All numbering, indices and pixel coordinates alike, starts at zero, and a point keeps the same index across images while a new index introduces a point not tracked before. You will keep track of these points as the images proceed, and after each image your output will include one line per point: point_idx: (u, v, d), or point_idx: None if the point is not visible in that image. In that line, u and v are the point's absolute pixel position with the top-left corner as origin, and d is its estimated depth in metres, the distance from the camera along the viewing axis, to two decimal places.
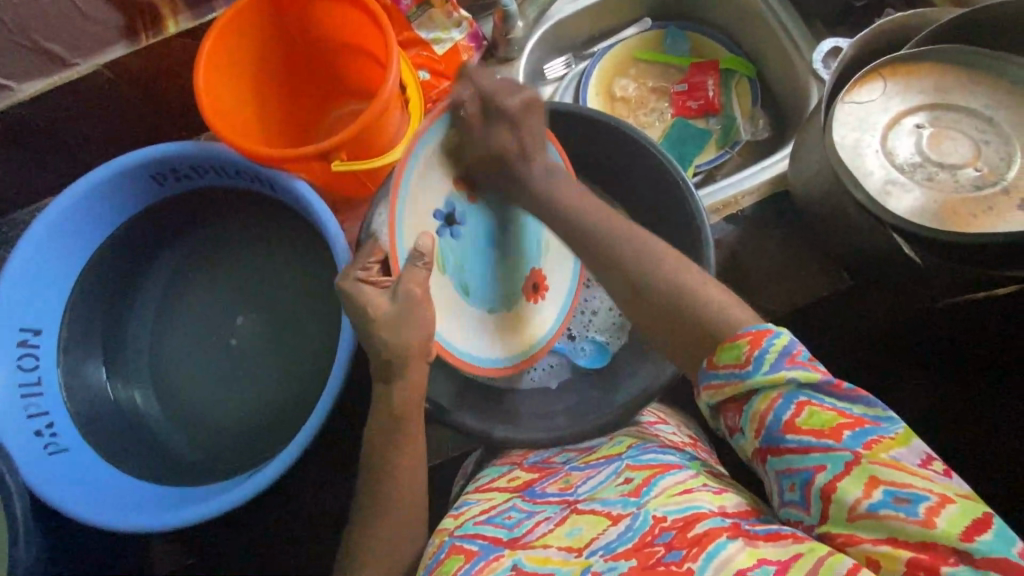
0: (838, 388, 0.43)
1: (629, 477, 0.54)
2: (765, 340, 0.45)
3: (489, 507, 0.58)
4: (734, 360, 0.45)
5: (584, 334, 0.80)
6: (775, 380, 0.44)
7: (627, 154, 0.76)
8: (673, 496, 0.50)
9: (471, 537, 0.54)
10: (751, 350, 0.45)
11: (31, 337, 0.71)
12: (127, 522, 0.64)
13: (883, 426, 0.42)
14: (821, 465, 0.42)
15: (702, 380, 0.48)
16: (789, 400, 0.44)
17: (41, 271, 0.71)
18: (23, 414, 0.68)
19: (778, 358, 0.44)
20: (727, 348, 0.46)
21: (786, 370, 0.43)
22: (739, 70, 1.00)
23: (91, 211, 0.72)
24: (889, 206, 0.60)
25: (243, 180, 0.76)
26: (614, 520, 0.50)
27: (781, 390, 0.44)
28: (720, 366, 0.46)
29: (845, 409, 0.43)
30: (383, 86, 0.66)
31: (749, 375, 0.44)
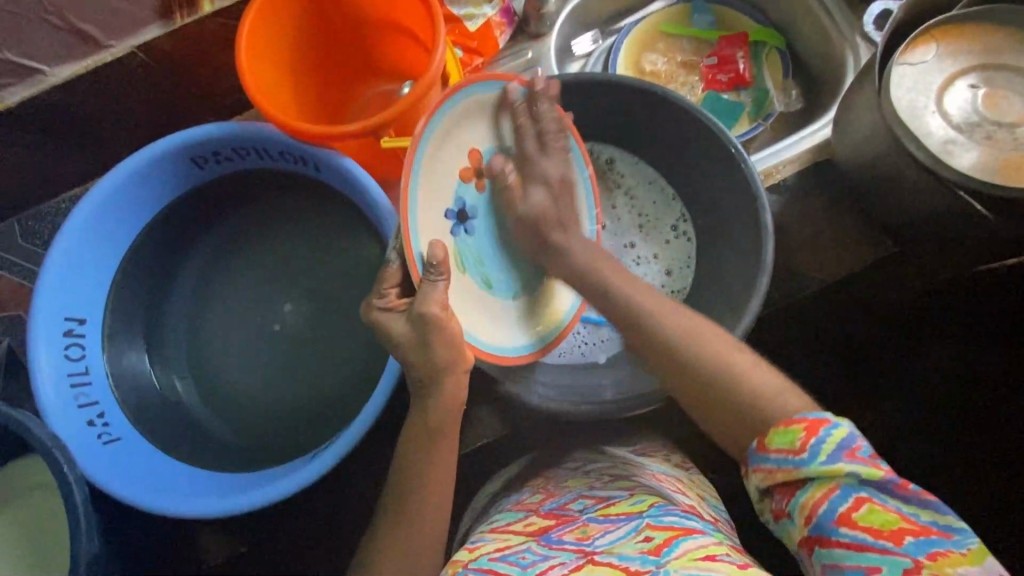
0: (902, 491, 0.43)
1: (649, 536, 0.52)
2: (823, 429, 0.44)
3: (502, 546, 0.57)
4: (789, 445, 0.45)
5: None
6: (835, 470, 0.43)
7: (673, 125, 0.75)
8: (694, 560, 0.48)
9: (486, 571, 0.53)
10: (806, 438, 0.45)
11: (76, 326, 0.69)
12: (193, 507, 0.63)
13: (952, 540, 0.41)
14: (876, 566, 0.41)
15: (752, 461, 0.48)
16: (846, 493, 0.43)
17: (83, 259, 0.69)
18: (74, 405, 0.67)
19: (836, 449, 0.44)
20: (782, 432, 0.46)
21: (846, 462, 0.43)
22: (769, 41, 0.99)
23: (131, 197, 0.71)
24: (949, 164, 0.60)
25: (285, 162, 0.75)
26: (631, 574, 0.48)
27: (839, 482, 0.43)
28: (772, 450, 0.46)
29: (910, 515, 0.42)
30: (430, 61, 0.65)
31: (805, 464, 0.44)
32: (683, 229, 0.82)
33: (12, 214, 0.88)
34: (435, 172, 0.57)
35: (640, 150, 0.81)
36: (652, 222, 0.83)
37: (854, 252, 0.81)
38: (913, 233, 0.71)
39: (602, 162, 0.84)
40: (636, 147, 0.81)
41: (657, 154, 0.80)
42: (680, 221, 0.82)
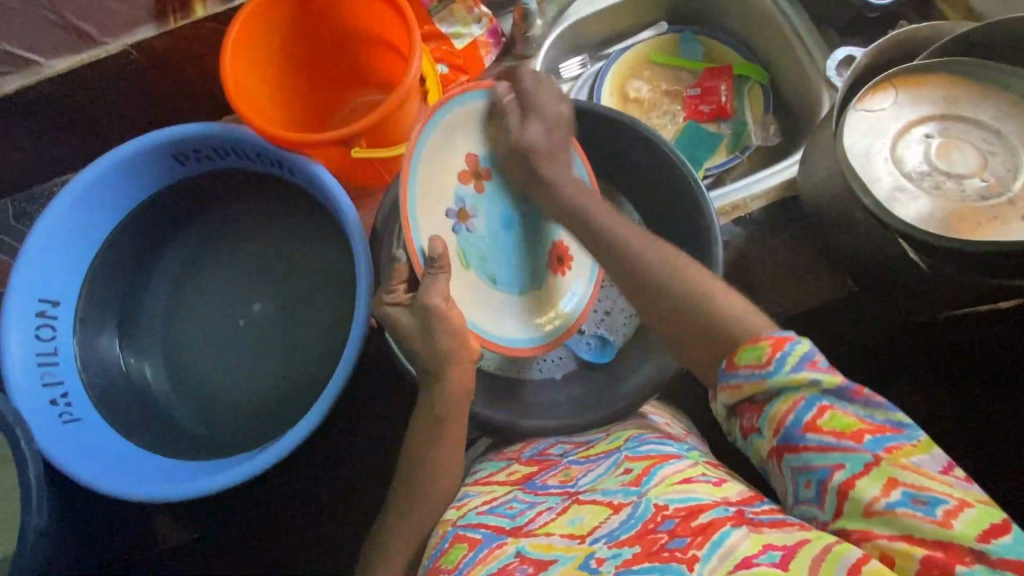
0: (859, 395, 0.44)
1: (629, 468, 0.54)
2: (787, 345, 0.45)
3: (489, 498, 0.57)
4: (757, 359, 0.46)
5: (591, 329, 0.81)
6: (798, 380, 0.44)
7: (640, 154, 0.77)
8: (672, 485, 0.50)
9: (474, 527, 0.53)
10: (772, 352, 0.45)
11: (49, 308, 0.72)
12: (140, 491, 0.65)
13: (904, 433, 0.42)
14: (840, 464, 0.43)
15: (719, 380, 0.48)
16: (810, 403, 0.44)
17: (61, 243, 0.72)
18: (39, 383, 0.69)
19: (800, 361, 0.44)
20: (750, 348, 0.46)
21: (808, 372, 0.44)
22: (752, 76, 1.02)
23: (112, 187, 0.74)
24: (895, 212, 0.62)
25: (263, 164, 0.77)
26: (615, 509, 0.50)
27: (803, 392, 0.44)
28: (740, 367, 0.47)
29: (866, 417, 0.43)
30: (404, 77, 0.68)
31: (771, 375, 0.45)
32: None
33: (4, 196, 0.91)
34: (433, 171, 0.65)
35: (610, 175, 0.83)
36: None
37: (814, 288, 0.82)
38: (867, 275, 0.72)
39: None
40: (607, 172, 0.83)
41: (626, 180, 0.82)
42: None
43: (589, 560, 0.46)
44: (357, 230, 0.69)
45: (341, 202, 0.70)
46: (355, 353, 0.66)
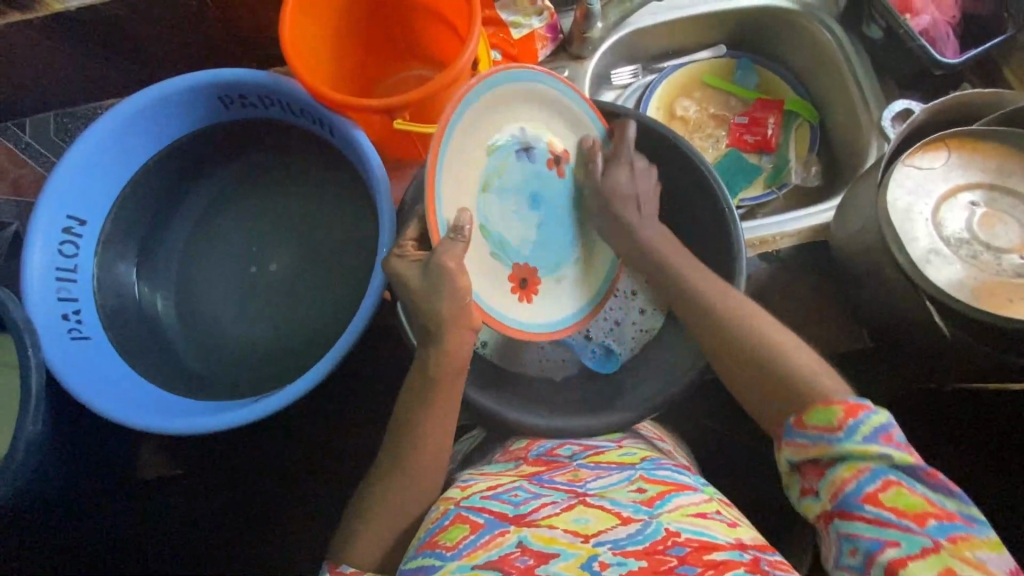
0: (931, 479, 0.46)
1: (643, 487, 0.55)
2: (862, 413, 0.49)
3: (494, 485, 0.59)
4: (827, 423, 0.50)
5: (599, 338, 0.81)
6: (866, 452, 0.47)
7: (679, 174, 0.77)
8: (686, 515, 0.51)
9: (477, 511, 0.54)
10: (845, 418, 0.49)
11: (76, 226, 0.73)
12: (137, 421, 0.66)
13: (974, 527, 0.44)
14: (895, 541, 0.44)
15: (789, 437, 0.53)
16: (874, 475, 0.46)
17: (98, 163, 0.73)
18: (54, 296, 0.70)
19: (873, 433, 0.47)
20: (822, 412, 0.51)
21: (880, 445, 0.47)
22: (802, 114, 1.01)
23: (157, 119, 0.75)
24: (927, 274, 0.61)
25: (305, 120, 0.78)
26: (623, 520, 0.51)
27: (869, 464, 0.47)
28: (811, 427, 0.51)
29: (935, 501, 0.45)
30: (459, 57, 0.68)
31: (838, 441, 0.48)
32: None
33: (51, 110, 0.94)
34: (456, 186, 0.64)
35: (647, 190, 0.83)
36: None
37: (827, 336, 0.82)
38: (885, 333, 0.71)
39: None
40: None
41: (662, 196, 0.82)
42: None
43: (593, 562, 0.47)
44: (388, 201, 0.69)
45: (376, 171, 0.70)
46: (362, 324, 0.66)
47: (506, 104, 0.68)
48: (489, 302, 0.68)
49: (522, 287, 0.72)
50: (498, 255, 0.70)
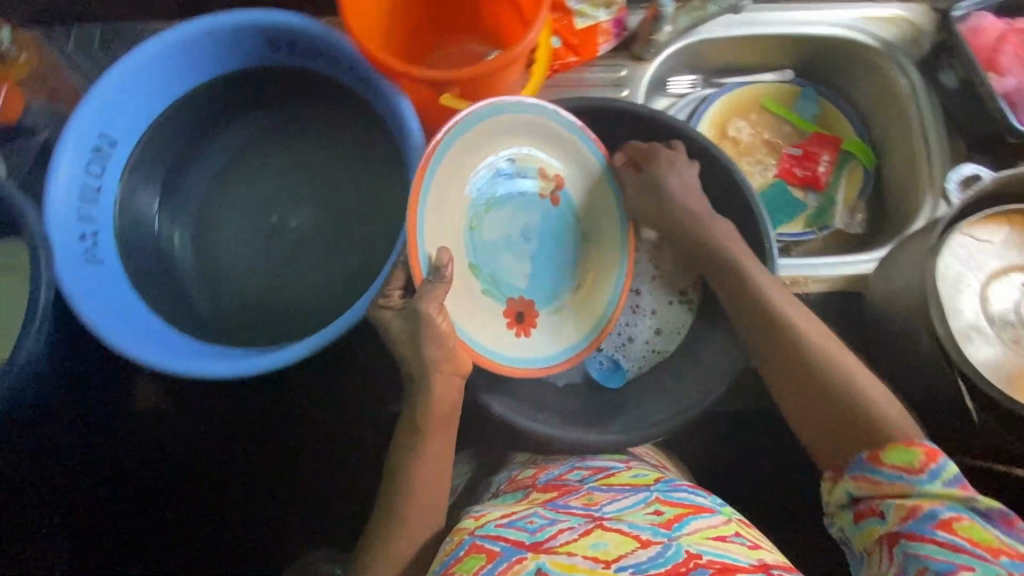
0: (1005, 521, 0.49)
1: (660, 510, 0.57)
2: (940, 459, 0.52)
3: (507, 514, 0.60)
4: (907, 463, 0.53)
5: (608, 350, 0.79)
6: (948, 492, 0.50)
7: (723, 199, 0.74)
8: (706, 538, 0.52)
9: (493, 539, 0.56)
10: (926, 460, 0.52)
11: (105, 147, 0.72)
12: (143, 353, 0.66)
13: None
14: (968, 565, 0.47)
15: (857, 469, 0.56)
16: (949, 508, 0.50)
17: (136, 86, 0.72)
18: (74, 214, 0.69)
19: (952, 476, 0.51)
20: (902, 451, 0.53)
21: (958, 488, 0.50)
22: (858, 156, 0.97)
23: (201, 51, 0.73)
24: (964, 351, 0.58)
25: (351, 79, 0.75)
26: (642, 543, 0.52)
27: (947, 500, 0.50)
28: (886, 464, 0.54)
29: (1008, 542, 0.48)
30: (518, 42, 0.65)
31: (917, 480, 0.52)
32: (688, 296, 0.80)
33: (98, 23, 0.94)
34: (443, 227, 0.68)
35: None
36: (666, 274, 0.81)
37: None
38: (902, 399, 0.69)
39: None
40: None
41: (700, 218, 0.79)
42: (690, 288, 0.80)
43: None
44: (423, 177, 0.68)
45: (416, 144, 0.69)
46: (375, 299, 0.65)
47: (487, 136, 0.69)
48: (481, 342, 0.69)
49: (521, 324, 0.73)
50: (493, 294, 0.72)
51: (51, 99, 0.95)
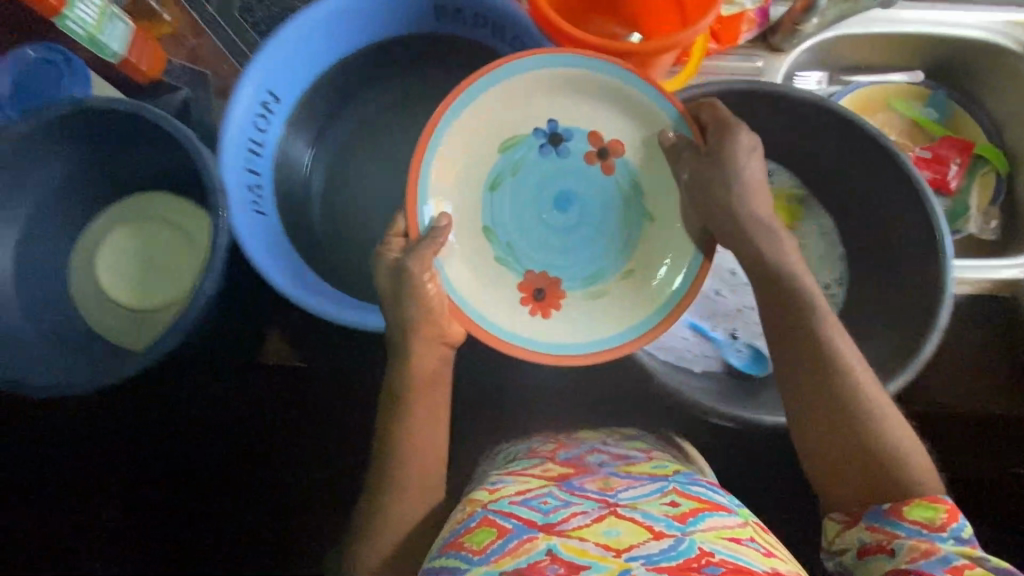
0: None
1: (675, 502, 0.58)
2: (960, 518, 0.54)
3: (522, 490, 0.61)
4: (928, 517, 0.54)
5: (745, 337, 0.79)
6: (965, 551, 0.52)
7: (886, 193, 0.73)
8: (721, 539, 0.54)
9: (504, 516, 0.57)
10: (946, 519, 0.54)
11: (271, 102, 0.73)
12: (308, 301, 0.66)
13: None
14: None
15: (870, 515, 0.56)
16: (952, 558, 0.51)
17: (307, 44, 0.72)
18: (244, 165, 0.71)
19: (969, 536, 0.53)
20: (925, 506, 0.55)
21: (977, 549, 0.52)
22: (992, 162, 0.95)
23: (370, 13, 0.73)
24: None
25: (512, 49, 0.76)
26: (656, 535, 0.54)
27: (965, 557, 0.51)
28: (906, 517, 0.55)
29: None
30: (689, 28, 0.64)
31: (937, 536, 0.53)
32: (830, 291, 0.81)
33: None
34: (490, 196, 0.72)
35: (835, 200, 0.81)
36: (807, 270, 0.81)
37: None
38: None
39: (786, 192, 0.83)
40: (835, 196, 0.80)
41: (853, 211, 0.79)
42: (833, 283, 0.81)
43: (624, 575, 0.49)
44: None
45: None
46: None
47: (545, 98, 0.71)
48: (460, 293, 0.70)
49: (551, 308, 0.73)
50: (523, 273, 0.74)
51: (190, 58, 0.96)
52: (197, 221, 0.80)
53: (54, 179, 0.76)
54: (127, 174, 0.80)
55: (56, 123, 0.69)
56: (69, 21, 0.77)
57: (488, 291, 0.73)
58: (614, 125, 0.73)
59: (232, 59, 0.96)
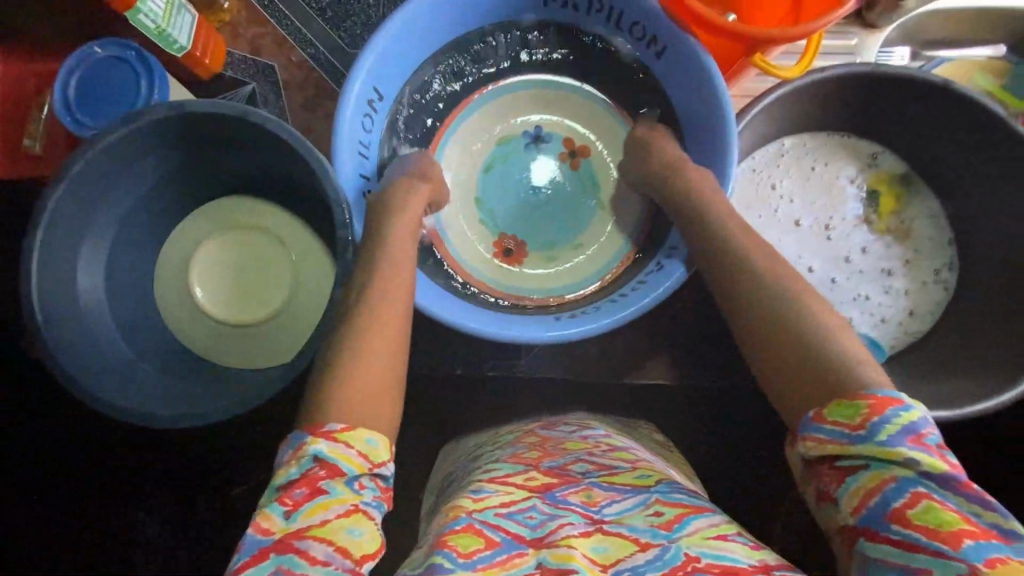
0: (964, 490, 0.41)
1: (660, 510, 0.51)
2: (891, 409, 0.43)
3: (508, 501, 0.53)
4: (849, 419, 0.44)
5: (858, 327, 0.80)
6: (895, 455, 0.42)
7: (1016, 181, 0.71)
8: (706, 539, 0.49)
9: (491, 527, 0.50)
10: (871, 414, 0.43)
11: (376, 100, 0.69)
12: (436, 308, 0.64)
13: (1009, 546, 0.39)
14: (927, 566, 0.40)
15: (801, 431, 0.46)
16: (903, 487, 0.41)
17: (410, 36, 0.68)
18: (357, 170, 0.66)
19: (901, 432, 0.42)
20: (845, 405, 0.44)
21: (909, 447, 0.42)
22: None
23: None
24: None
25: (624, 35, 0.72)
26: (641, 547, 0.48)
27: (898, 472, 0.42)
28: (828, 421, 0.44)
29: (969, 516, 0.40)
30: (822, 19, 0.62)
31: (861, 441, 0.43)
32: (943, 277, 0.80)
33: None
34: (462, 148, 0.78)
35: (949, 185, 0.79)
36: (918, 255, 0.81)
37: None
38: None
39: (892, 176, 0.82)
40: (950, 182, 0.79)
41: (970, 198, 0.78)
42: (945, 268, 0.81)
43: None
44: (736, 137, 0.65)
45: (723, 100, 0.65)
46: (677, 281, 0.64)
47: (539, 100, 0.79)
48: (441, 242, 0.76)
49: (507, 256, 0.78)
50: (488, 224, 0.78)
51: (252, 49, 0.89)
52: (297, 230, 0.76)
53: (145, 190, 0.70)
54: (216, 181, 0.75)
55: (153, 129, 0.64)
56: (142, 14, 0.72)
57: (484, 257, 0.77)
58: (581, 129, 0.79)
59: (299, 49, 0.89)
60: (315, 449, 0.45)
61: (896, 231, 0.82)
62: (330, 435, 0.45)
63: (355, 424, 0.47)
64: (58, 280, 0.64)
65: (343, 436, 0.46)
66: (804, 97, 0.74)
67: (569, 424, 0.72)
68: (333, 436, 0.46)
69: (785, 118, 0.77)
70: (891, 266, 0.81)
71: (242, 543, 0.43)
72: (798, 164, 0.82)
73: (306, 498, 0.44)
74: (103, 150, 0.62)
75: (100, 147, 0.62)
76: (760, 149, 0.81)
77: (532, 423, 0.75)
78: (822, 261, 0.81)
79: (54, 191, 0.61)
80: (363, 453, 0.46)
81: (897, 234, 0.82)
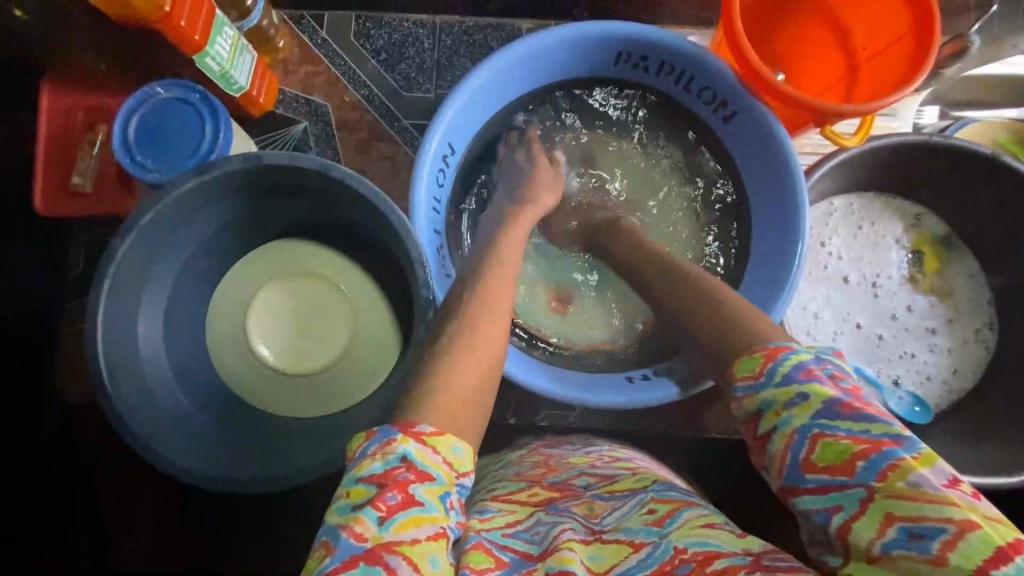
0: (849, 409, 0.39)
1: (654, 508, 0.48)
2: (781, 354, 0.43)
3: (514, 520, 0.50)
4: (751, 372, 0.44)
5: (904, 384, 0.82)
6: (785, 393, 0.42)
7: None
8: (695, 528, 0.44)
9: (500, 547, 0.46)
10: (765, 363, 0.44)
11: (448, 156, 0.68)
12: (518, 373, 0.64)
13: (901, 448, 0.38)
14: (837, 504, 0.39)
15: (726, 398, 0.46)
16: (801, 433, 0.40)
17: (483, 95, 0.68)
18: (431, 226, 0.66)
19: (793, 370, 0.42)
20: (747, 360, 0.45)
21: (798, 381, 0.41)
22: None
23: (549, 59, 0.70)
24: None
25: (690, 97, 0.74)
26: (635, 548, 0.45)
27: (787, 409, 0.41)
28: (738, 379, 0.45)
29: (860, 433, 0.39)
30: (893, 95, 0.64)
31: (762, 389, 0.43)
32: (983, 335, 0.83)
33: (355, 9, 0.88)
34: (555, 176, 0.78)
35: (990, 256, 0.82)
36: (963, 314, 0.84)
37: None
38: None
39: (935, 237, 0.85)
40: (990, 253, 0.82)
41: (1009, 269, 0.81)
42: (985, 327, 0.83)
43: None
44: (806, 200, 0.66)
45: (792, 166, 0.67)
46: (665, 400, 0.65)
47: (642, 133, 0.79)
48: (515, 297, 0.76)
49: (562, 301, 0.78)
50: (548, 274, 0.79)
51: (304, 87, 0.87)
52: (355, 277, 0.75)
53: (205, 237, 0.68)
54: (276, 227, 0.73)
55: (223, 180, 0.62)
56: (209, 57, 0.70)
57: (528, 306, 0.77)
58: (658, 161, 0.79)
59: (353, 89, 0.87)
60: (404, 448, 0.41)
61: (939, 288, 0.84)
62: (421, 437, 0.42)
63: (444, 428, 0.43)
64: (118, 333, 0.62)
65: (433, 441, 0.42)
66: (860, 164, 0.77)
67: (574, 443, 0.69)
68: (423, 439, 0.42)
69: (839, 180, 0.79)
70: (936, 325, 0.84)
71: (334, 547, 0.39)
72: (846, 222, 0.84)
73: (399, 504, 0.40)
74: (172, 202, 0.60)
75: (170, 199, 0.60)
76: (814, 207, 0.82)
77: (534, 441, 0.72)
78: (869, 318, 0.83)
79: (123, 242, 0.59)
80: (449, 462, 0.42)
81: (940, 292, 0.84)
